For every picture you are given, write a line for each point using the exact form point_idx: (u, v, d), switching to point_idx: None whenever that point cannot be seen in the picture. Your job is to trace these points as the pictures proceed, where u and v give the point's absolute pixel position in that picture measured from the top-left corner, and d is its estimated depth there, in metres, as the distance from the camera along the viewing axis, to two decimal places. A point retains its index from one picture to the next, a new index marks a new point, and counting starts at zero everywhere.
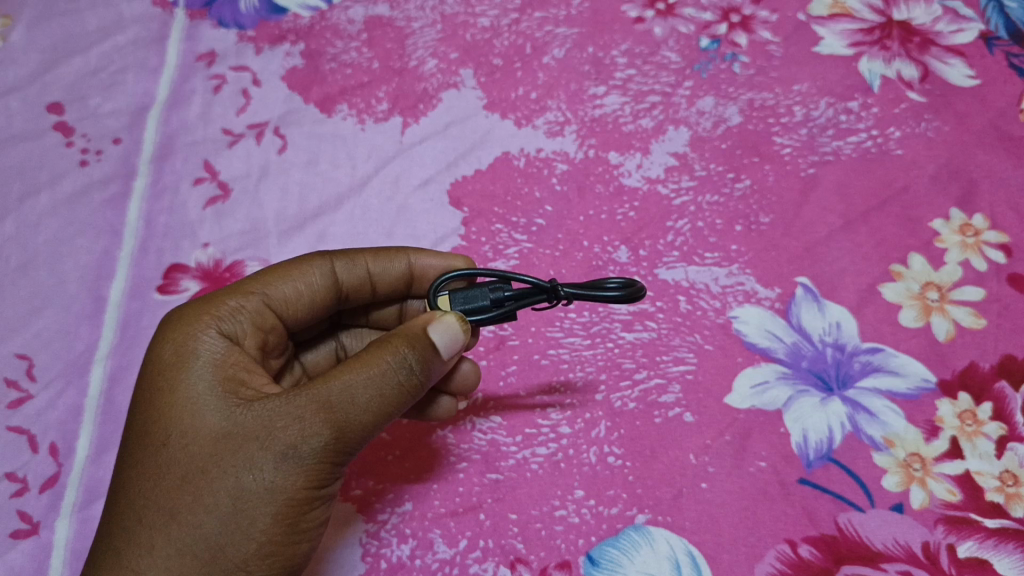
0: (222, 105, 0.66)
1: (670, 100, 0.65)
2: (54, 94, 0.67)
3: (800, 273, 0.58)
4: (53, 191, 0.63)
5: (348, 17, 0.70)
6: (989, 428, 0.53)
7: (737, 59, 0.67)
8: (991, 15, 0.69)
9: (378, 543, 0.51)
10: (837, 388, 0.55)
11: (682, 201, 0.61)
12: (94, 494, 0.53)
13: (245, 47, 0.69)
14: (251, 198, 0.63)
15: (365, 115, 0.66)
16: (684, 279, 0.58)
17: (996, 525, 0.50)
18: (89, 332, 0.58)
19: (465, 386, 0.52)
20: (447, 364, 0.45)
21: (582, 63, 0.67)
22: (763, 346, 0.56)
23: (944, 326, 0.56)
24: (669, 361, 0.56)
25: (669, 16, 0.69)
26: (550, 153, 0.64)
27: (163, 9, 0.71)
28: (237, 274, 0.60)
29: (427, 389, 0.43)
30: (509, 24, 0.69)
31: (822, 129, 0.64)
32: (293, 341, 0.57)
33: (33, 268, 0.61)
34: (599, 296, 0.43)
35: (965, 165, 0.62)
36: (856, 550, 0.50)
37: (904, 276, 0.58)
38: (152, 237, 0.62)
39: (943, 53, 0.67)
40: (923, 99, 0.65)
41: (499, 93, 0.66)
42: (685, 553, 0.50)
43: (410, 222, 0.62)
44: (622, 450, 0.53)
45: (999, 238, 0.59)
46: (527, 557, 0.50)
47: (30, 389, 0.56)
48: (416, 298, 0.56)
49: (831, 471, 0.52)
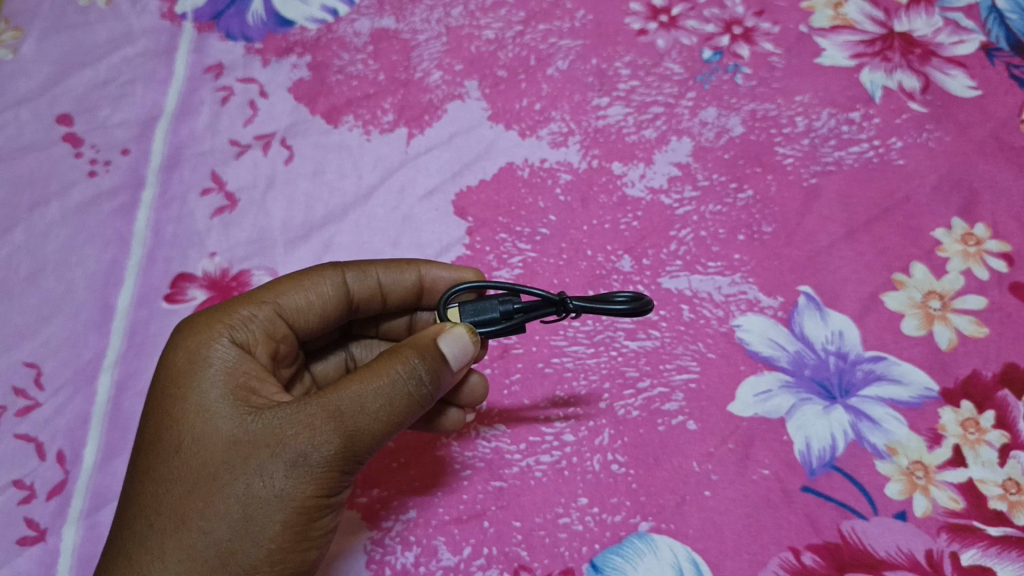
0: (230, 116, 0.67)
1: (673, 111, 0.66)
2: (63, 106, 0.68)
3: (802, 282, 0.59)
4: (62, 201, 0.64)
5: (354, 29, 0.71)
6: (992, 437, 0.53)
7: (740, 70, 0.68)
8: (992, 26, 0.69)
9: (384, 550, 0.51)
10: (840, 396, 0.55)
11: (685, 211, 0.62)
12: (101, 500, 0.53)
13: (253, 59, 0.70)
14: (258, 208, 0.63)
15: (371, 125, 0.66)
16: (687, 288, 0.59)
17: (1000, 533, 0.50)
18: (97, 340, 0.59)
19: (473, 399, 0.53)
20: (457, 375, 0.45)
21: (586, 74, 0.68)
22: (766, 354, 0.56)
23: (946, 335, 0.57)
24: (672, 369, 0.56)
25: (672, 29, 0.70)
26: (554, 163, 0.64)
27: (172, 21, 0.72)
28: (244, 282, 0.61)
29: (436, 399, 0.44)
30: (513, 37, 0.70)
31: (824, 140, 0.64)
32: (304, 350, 0.58)
33: (42, 277, 0.61)
34: (601, 308, 0.44)
35: (967, 175, 0.62)
36: (859, 558, 0.50)
37: (906, 285, 0.59)
38: (160, 246, 0.62)
39: (944, 64, 0.68)
40: (925, 110, 0.65)
41: (504, 104, 0.67)
42: (687, 561, 0.50)
43: (415, 231, 0.62)
44: (625, 458, 0.53)
45: (1001, 248, 0.59)
46: (531, 565, 0.51)
47: (38, 397, 0.57)
48: (426, 309, 0.57)
49: (834, 479, 0.52)
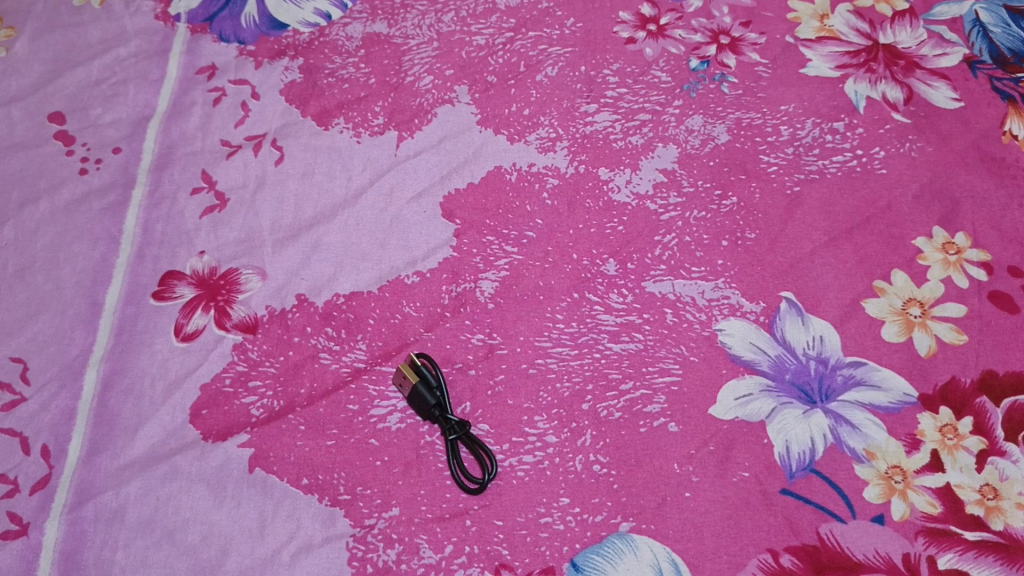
0: (221, 117, 0.68)
1: (660, 118, 0.67)
2: (55, 104, 0.68)
3: (784, 288, 0.60)
4: (53, 198, 0.64)
5: (347, 33, 0.72)
6: (970, 442, 0.54)
7: (725, 79, 0.69)
8: (974, 40, 0.71)
9: (365, 547, 0.52)
10: (819, 401, 0.56)
11: (670, 216, 0.62)
12: (85, 496, 0.54)
13: (245, 61, 0.71)
14: (248, 208, 0.64)
15: (362, 128, 0.67)
16: (671, 292, 0.59)
17: (976, 538, 0.51)
18: (84, 336, 0.59)
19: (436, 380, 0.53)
20: (426, 392, 0.53)
21: (574, 81, 0.69)
22: (747, 358, 0.57)
23: (926, 341, 0.57)
24: (655, 372, 0.56)
25: (660, 38, 0.72)
26: (542, 168, 0.65)
27: (165, 23, 0.73)
28: (231, 281, 0.61)
29: (421, 408, 0.53)
30: (503, 43, 0.71)
31: (808, 149, 0.65)
32: (270, 325, 0.59)
33: (31, 273, 0.61)
34: (460, 485, 0.51)
35: (949, 185, 0.63)
36: (837, 560, 0.50)
37: (886, 292, 0.59)
38: (149, 245, 0.63)
39: (927, 76, 0.69)
40: (908, 120, 0.67)
41: (493, 109, 0.68)
42: (667, 561, 0.51)
43: (381, 253, 0.62)
44: (608, 459, 0.54)
45: (981, 256, 0.60)
46: (512, 563, 0.51)
47: (24, 392, 0.57)
48: (391, 318, 0.59)
49: (813, 482, 0.53)
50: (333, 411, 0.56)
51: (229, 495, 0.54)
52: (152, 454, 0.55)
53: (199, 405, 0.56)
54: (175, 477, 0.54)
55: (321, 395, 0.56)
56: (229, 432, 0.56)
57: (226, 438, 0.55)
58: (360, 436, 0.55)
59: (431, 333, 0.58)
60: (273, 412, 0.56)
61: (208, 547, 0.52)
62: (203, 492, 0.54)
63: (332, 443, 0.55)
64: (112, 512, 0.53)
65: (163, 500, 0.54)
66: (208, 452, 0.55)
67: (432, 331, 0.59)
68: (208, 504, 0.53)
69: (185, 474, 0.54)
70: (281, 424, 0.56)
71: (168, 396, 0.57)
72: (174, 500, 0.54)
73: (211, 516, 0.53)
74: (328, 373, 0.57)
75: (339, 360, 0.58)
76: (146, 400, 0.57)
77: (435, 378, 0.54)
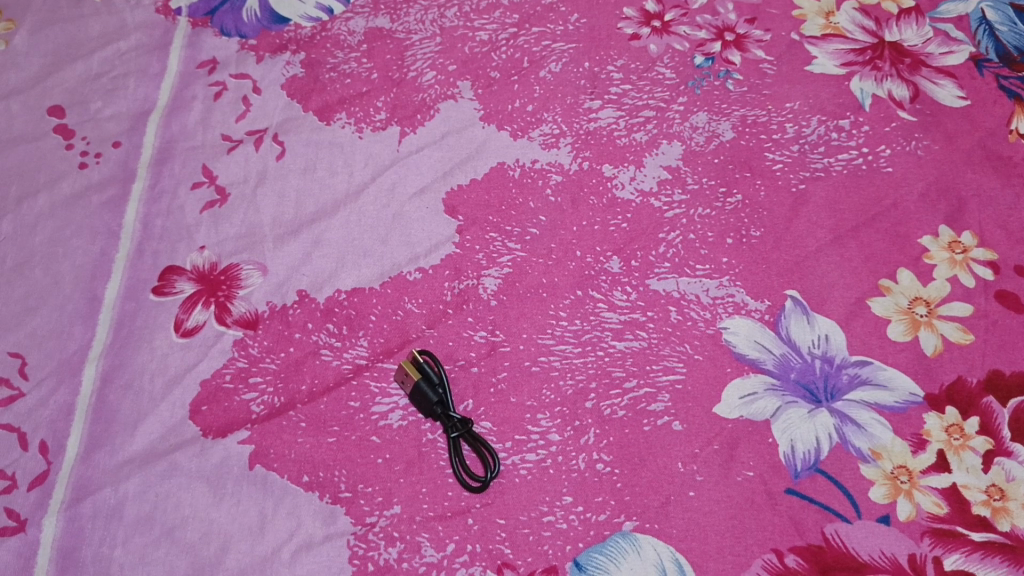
0: (222, 112, 0.67)
1: (665, 115, 0.66)
2: (55, 98, 0.68)
3: (789, 286, 0.59)
4: (52, 192, 0.64)
5: (349, 28, 0.72)
6: (976, 442, 0.53)
7: (730, 76, 0.68)
8: (981, 38, 0.71)
9: (367, 546, 0.51)
10: (824, 400, 0.55)
11: (674, 214, 0.62)
12: (83, 492, 0.53)
13: (247, 55, 0.70)
14: (249, 203, 0.63)
15: (363, 123, 0.67)
16: (675, 290, 0.59)
17: (982, 539, 0.50)
18: (82, 331, 0.58)
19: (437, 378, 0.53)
20: (428, 389, 0.52)
21: (578, 78, 0.69)
22: (752, 357, 0.56)
23: (932, 341, 0.57)
24: (658, 371, 0.56)
25: (664, 34, 0.71)
26: (545, 164, 0.64)
27: (166, 17, 0.72)
28: (232, 277, 0.60)
29: (423, 405, 0.53)
30: (506, 39, 0.71)
31: (814, 146, 0.65)
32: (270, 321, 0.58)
33: (30, 268, 0.61)
34: (462, 483, 0.51)
35: (955, 184, 0.63)
36: (842, 561, 0.50)
37: (892, 291, 0.59)
38: (149, 239, 0.62)
39: (933, 74, 0.69)
40: (914, 118, 0.66)
41: (496, 105, 0.67)
42: (671, 560, 0.50)
43: (382, 249, 0.61)
44: (611, 457, 0.53)
45: (987, 255, 0.60)
46: (514, 563, 0.50)
47: (22, 388, 0.56)
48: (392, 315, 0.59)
49: (818, 482, 0.52)
50: (334, 408, 0.55)
51: (229, 492, 0.53)
52: (151, 451, 0.54)
53: (198, 401, 0.56)
54: (174, 474, 0.54)
55: (321, 392, 0.56)
56: (228, 428, 0.55)
57: (226, 435, 0.55)
58: (361, 434, 0.54)
59: (433, 330, 0.58)
60: (273, 408, 0.56)
61: (207, 545, 0.52)
62: (202, 489, 0.53)
63: (333, 440, 0.54)
64: (110, 509, 0.53)
65: (162, 497, 0.53)
66: (207, 449, 0.54)
67: (434, 328, 0.58)
68: (207, 501, 0.53)
69: (184, 471, 0.54)
70: (282, 420, 0.55)
71: (168, 393, 0.56)
72: (173, 497, 0.53)
73: (210, 513, 0.52)
74: (328, 369, 0.57)
75: (340, 357, 0.57)
76: (146, 396, 0.56)
77: (437, 375, 0.53)
